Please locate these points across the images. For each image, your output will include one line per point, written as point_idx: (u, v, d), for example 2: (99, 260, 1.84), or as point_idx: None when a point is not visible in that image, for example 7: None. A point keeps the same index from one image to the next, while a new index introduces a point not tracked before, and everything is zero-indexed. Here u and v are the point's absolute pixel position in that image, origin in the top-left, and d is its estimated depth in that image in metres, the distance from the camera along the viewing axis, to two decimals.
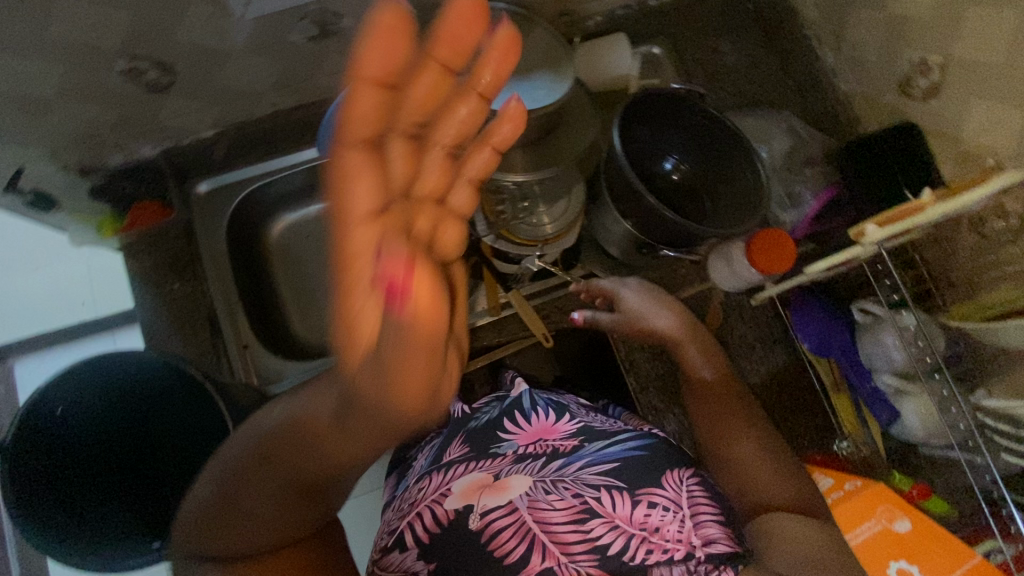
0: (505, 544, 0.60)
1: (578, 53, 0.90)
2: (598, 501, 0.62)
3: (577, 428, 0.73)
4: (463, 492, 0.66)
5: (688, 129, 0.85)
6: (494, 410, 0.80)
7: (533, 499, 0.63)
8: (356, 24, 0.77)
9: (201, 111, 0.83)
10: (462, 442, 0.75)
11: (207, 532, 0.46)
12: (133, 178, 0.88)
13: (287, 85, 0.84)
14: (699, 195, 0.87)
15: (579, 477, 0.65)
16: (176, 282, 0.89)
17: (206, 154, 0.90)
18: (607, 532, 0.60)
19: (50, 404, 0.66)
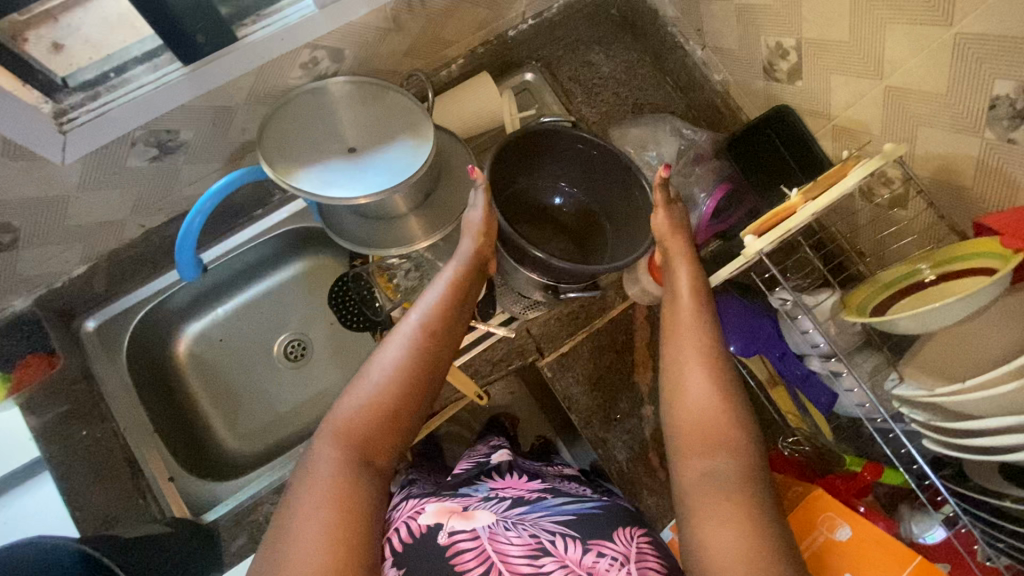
0: (465, 564, 0.57)
1: (446, 103, 0.88)
2: (552, 541, 0.58)
3: (547, 484, 0.72)
4: (435, 512, 0.63)
5: (569, 157, 0.81)
6: (474, 464, 0.80)
7: (494, 530, 0.59)
8: (198, 134, 0.74)
9: (63, 253, 0.79)
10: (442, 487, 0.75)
11: (358, 410, 0.57)
12: (12, 333, 0.83)
13: (148, 206, 0.81)
14: (595, 221, 0.84)
15: (538, 520, 0.61)
16: (82, 429, 0.83)
17: (87, 290, 0.86)
18: (559, 570, 0.55)
19: None
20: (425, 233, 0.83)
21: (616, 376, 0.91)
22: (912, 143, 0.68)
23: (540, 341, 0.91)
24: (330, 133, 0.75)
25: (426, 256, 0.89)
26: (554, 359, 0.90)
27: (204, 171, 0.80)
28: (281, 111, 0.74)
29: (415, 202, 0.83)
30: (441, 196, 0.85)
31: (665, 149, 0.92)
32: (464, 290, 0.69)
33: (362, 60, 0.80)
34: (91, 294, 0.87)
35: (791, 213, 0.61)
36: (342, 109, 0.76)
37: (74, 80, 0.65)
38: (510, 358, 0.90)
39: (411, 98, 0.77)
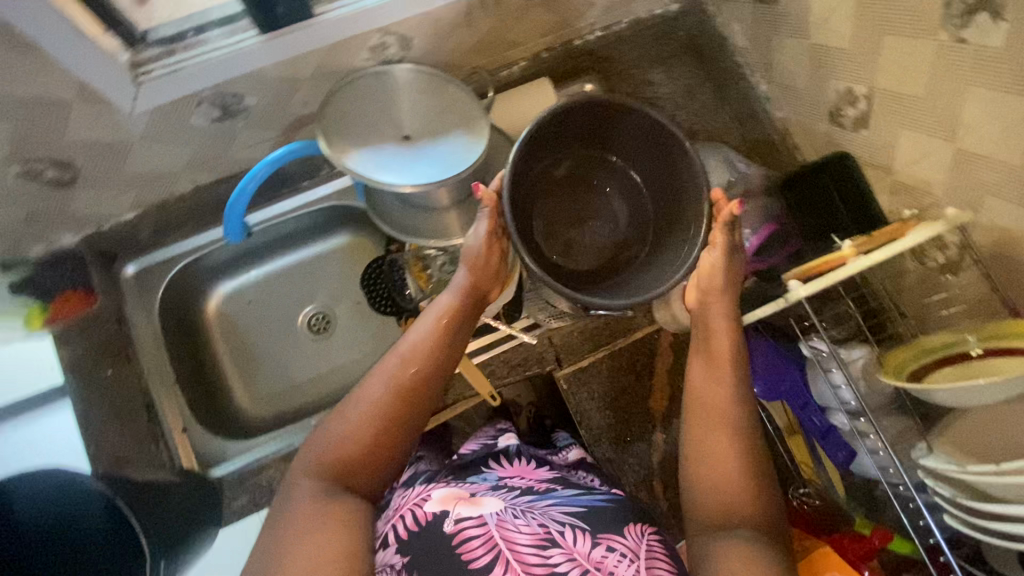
0: (472, 552, 0.58)
1: (503, 104, 0.88)
2: (561, 534, 0.59)
3: (554, 475, 0.74)
4: (444, 500, 0.66)
5: (644, 135, 0.64)
6: (482, 451, 0.83)
7: (502, 518, 0.61)
8: (261, 101, 0.75)
9: (116, 198, 0.82)
10: (450, 474, 0.77)
11: (329, 457, 0.55)
12: (56, 267, 0.86)
13: (201, 164, 0.83)
14: (647, 228, 0.69)
15: (547, 510, 0.64)
16: (109, 367, 0.86)
17: (132, 235, 0.89)
18: (566, 562, 0.56)
19: None
20: (464, 230, 0.84)
21: (631, 398, 0.91)
22: (975, 211, 0.66)
23: (560, 352, 0.90)
24: (387, 119, 0.76)
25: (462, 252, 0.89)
26: (572, 372, 0.90)
27: (260, 137, 0.82)
28: (344, 90, 0.75)
29: (459, 197, 0.84)
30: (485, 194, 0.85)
31: (715, 177, 0.91)
32: (456, 330, 0.63)
33: (429, 49, 0.80)
34: (135, 240, 0.89)
35: (839, 262, 0.60)
36: (403, 97, 0.77)
37: (154, 35, 0.67)
38: (528, 364, 0.90)
39: (472, 96, 0.78)
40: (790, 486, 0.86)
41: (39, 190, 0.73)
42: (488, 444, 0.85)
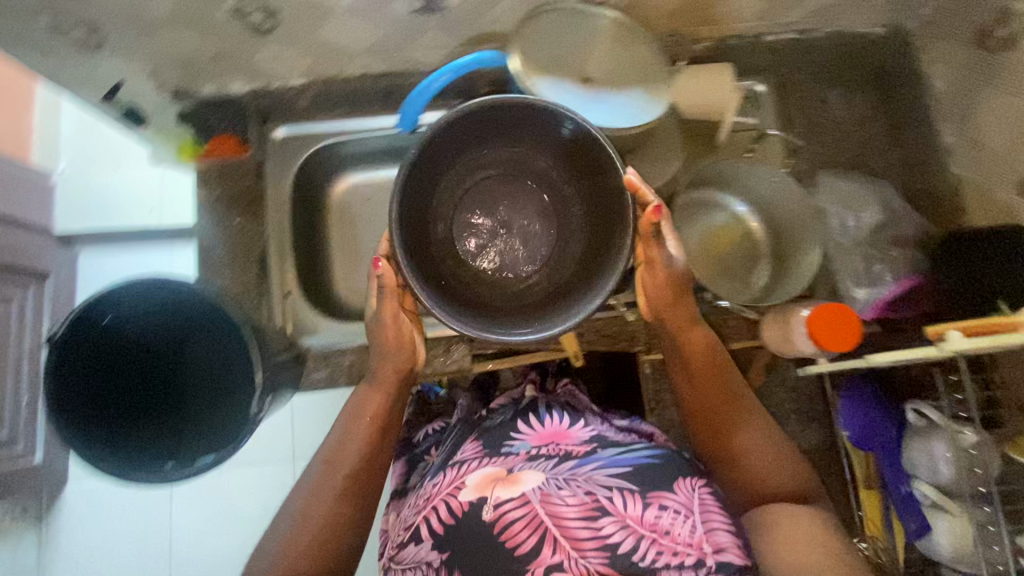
0: (517, 536, 0.56)
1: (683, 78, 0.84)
2: (609, 500, 0.58)
3: (591, 435, 0.69)
4: (478, 485, 0.61)
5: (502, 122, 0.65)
6: (509, 412, 0.77)
7: (546, 492, 0.58)
8: (465, 5, 0.74)
9: (295, 60, 0.83)
10: (476, 443, 0.72)
11: (288, 547, 0.58)
12: (219, 109, 0.90)
13: (380, 52, 0.84)
14: (572, 244, 0.73)
15: (592, 477, 0.61)
16: (238, 217, 0.92)
17: (291, 102, 0.91)
18: (619, 531, 0.55)
19: (97, 313, 0.63)
20: None
21: None
22: None
23: (652, 338, 0.92)
24: (574, 53, 0.74)
25: None
26: None
27: (442, 42, 0.82)
28: (536, 17, 0.74)
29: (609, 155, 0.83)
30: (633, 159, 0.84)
31: (863, 219, 0.87)
32: (381, 408, 0.66)
33: (636, 1, 0.78)
34: (292, 107, 0.92)
35: (1010, 327, 0.58)
36: (595, 39, 0.75)
37: None
38: (618, 338, 0.93)
39: (661, 64, 0.77)
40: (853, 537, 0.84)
41: (238, 32, 0.75)
42: (514, 398, 0.81)
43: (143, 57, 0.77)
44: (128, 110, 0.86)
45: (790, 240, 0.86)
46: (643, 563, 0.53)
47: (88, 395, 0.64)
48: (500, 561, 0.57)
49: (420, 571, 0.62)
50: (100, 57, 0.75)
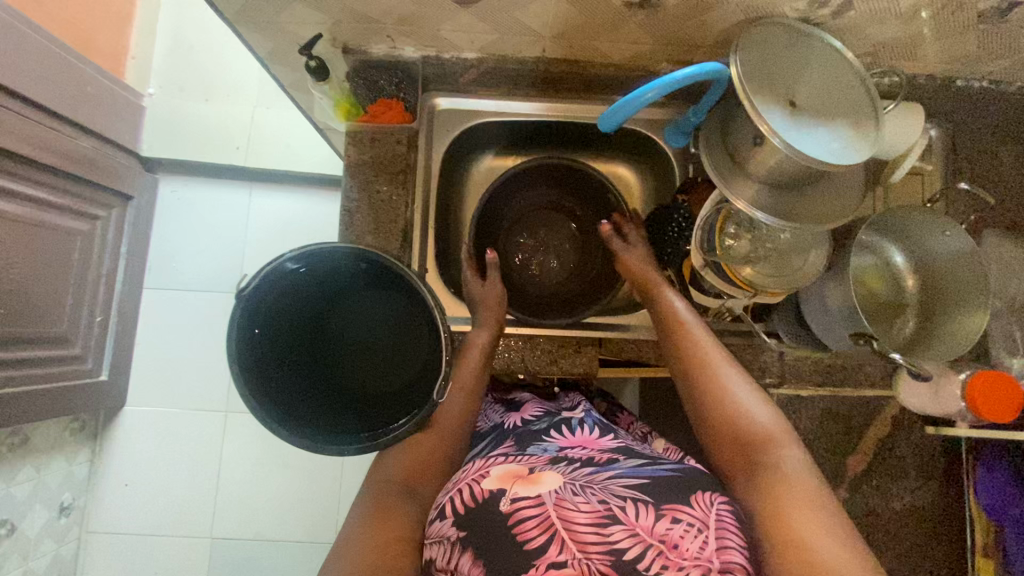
0: (526, 532, 0.57)
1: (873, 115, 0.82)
2: (622, 509, 0.57)
3: (617, 447, 0.75)
4: (500, 478, 0.65)
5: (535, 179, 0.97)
6: (545, 421, 0.85)
7: (561, 496, 0.59)
8: (681, 6, 0.70)
9: (478, 34, 0.79)
10: (509, 443, 0.79)
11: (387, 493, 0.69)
12: (387, 72, 0.86)
13: (566, 39, 0.79)
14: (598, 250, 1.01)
15: (608, 486, 0.62)
16: (384, 185, 0.89)
17: (455, 74, 0.88)
18: (627, 539, 0.55)
19: (288, 265, 0.66)
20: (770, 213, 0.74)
21: (833, 446, 0.88)
22: None
23: (787, 371, 0.89)
24: (785, 79, 0.71)
25: (780, 238, 0.80)
26: (788, 395, 0.88)
27: (637, 38, 0.78)
28: (749, 32, 0.72)
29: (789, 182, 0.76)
30: (813, 191, 0.77)
31: (1008, 285, 0.87)
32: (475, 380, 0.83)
33: (851, 28, 0.74)
34: (456, 78, 0.89)
35: None
36: (809, 68, 0.72)
37: None
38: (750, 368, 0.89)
39: (871, 100, 0.72)
40: None
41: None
42: (551, 412, 0.88)
43: (331, 11, 0.72)
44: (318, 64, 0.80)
45: (951, 299, 0.82)
46: None
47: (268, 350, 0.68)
48: (509, 554, 0.56)
49: (441, 547, 0.62)
50: (291, 6, 0.70)
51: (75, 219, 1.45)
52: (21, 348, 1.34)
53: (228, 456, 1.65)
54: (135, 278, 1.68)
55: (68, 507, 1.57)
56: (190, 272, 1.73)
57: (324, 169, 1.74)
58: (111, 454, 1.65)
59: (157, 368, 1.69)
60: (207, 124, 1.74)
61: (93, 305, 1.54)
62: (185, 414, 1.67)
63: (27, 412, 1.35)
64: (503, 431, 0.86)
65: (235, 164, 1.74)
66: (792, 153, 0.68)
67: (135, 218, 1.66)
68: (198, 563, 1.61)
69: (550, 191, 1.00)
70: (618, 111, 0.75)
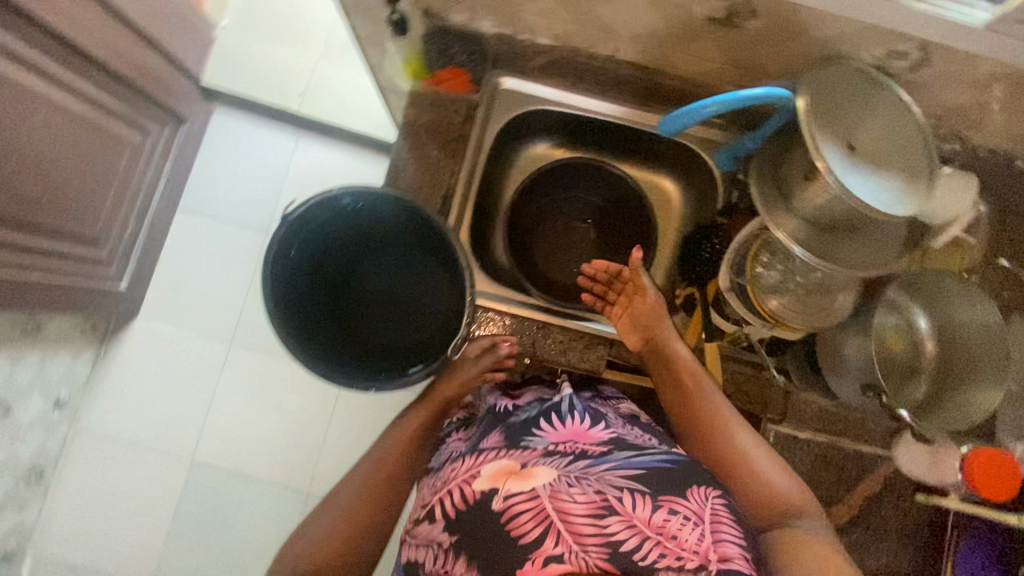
0: (522, 527, 0.58)
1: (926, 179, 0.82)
2: (619, 499, 0.60)
3: (609, 439, 0.72)
4: (491, 477, 0.65)
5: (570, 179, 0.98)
6: (534, 410, 0.81)
7: (556, 489, 0.60)
8: (760, 31, 0.72)
9: (556, 22, 0.81)
10: (497, 436, 0.76)
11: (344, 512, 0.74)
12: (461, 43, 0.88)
13: (640, 44, 0.81)
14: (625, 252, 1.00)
15: (604, 477, 0.64)
16: (434, 150, 0.92)
17: (525, 57, 0.90)
18: (624, 530, 0.58)
19: (342, 198, 0.69)
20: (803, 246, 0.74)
21: (821, 495, 0.88)
22: None
23: (789, 410, 0.89)
24: (849, 121, 0.72)
25: (809, 276, 0.80)
26: (786, 433, 0.88)
27: (710, 56, 0.80)
28: (823, 69, 0.74)
29: (829, 224, 0.76)
30: (850, 238, 0.77)
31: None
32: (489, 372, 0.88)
33: (922, 85, 0.75)
34: (525, 62, 0.91)
35: None
36: (874, 114, 0.73)
37: None
38: (753, 399, 0.90)
39: (928, 162, 0.72)
40: None
41: None
42: (542, 397, 0.84)
43: None
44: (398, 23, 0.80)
45: (965, 374, 0.82)
46: (644, 563, 0.56)
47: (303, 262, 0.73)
48: (506, 546, 0.59)
49: (432, 549, 0.66)
50: None
51: (129, 129, 1.49)
52: (55, 240, 1.38)
53: (223, 387, 1.68)
54: (172, 198, 1.72)
55: (63, 402, 1.61)
56: (224, 203, 1.77)
57: (371, 131, 1.78)
58: (114, 361, 1.69)
59: (174, 288, 1.73)
60: (271, 66, 1.80)
61: (128, 215, 1.58)
62: (191, 338, 1.71)
63: (46, 301, 1.40)
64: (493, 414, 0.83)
65: (289, 110, 1.78)
66: (844, 194, 0.68)
67: (184, 141, 1.70)
68: (173, 484, 1.64)
69: (583, 194, 1.01)
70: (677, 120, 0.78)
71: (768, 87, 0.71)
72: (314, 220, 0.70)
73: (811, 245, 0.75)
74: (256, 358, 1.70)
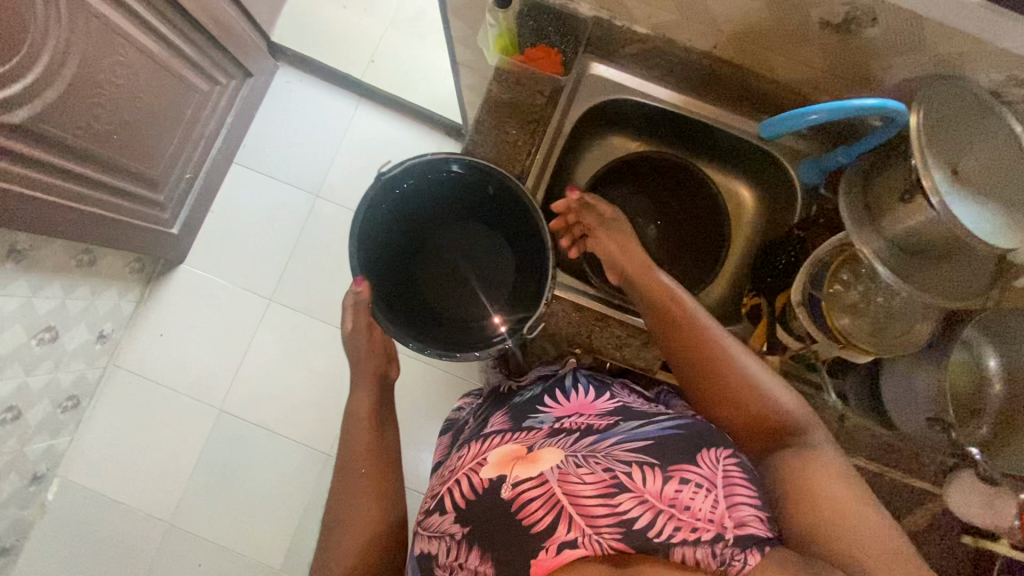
0: (534, 515, 0.60)
1: None
2: (628, 476, 0.60)
3: (612, 411, 0.75)
4: (499, 464, 0.68)
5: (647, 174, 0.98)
6: (538, 388, 0.87)
7: (565, 472, 0.62)
8: (874, 41, 0.70)
9: (658, 11, 0.79)
10: (504, 417, 0.82)
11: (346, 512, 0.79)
12: (555, 23, 0.88)
13: (741, 42, 0.79)
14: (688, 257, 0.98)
15: (611, 454, 0.64)
16: (513, 129, 0.89)
17: (617, 44, 0.88)
18: (636, 506, 0.57)
19: (458, 167, 0.76)
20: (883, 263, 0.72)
21: None
22: None
23: (842, 436, 0.87)
24: (956, 144, 0.69)
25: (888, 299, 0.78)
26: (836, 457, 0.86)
27: (813, 62, 0.78)
28: (938, 88, 0.71)
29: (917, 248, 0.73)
30: (937, 265, 0.74)
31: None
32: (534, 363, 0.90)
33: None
34: (616, 49, 0.90)
35: None
36: (981, 143, 0.70)
37: None
38: None
39: None
40: None
41: None
42: (550, 373, 0.90)
43: None
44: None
45: None
46: (658, 539, 0.55)
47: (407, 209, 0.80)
48: (521, 538, 0.60)
49: (444, 542, 0.67)
50: None
51: (199, 76, 1.51)
52: (119, 176, 1.41)
53: (258, 341, 1.72)
54: (229, 150, 1.74)
55: (106, 336, 1.65)
56: (278, 161, 1.79)
57: (430, 105, 1.78)
58: (157, 303, 1.72)
59: (221, 239, 1.76)
60: (340, 30, 1.81)
61: (187, 161, 1.61)
62: (234, 289, 1.74)
63: (104, 236, 1.43)
64: (499, 398, 0.90)
65: (352, 76, 1.79)
66: (945, 216, 0.65)
67: (248, 95, 1.72)
68: (200, 430, 1.68)
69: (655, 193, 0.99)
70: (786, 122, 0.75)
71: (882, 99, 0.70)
72: (431, 179, 0.77)
73: (894, 265, 0.73)
74: (293, 316, 1.73)
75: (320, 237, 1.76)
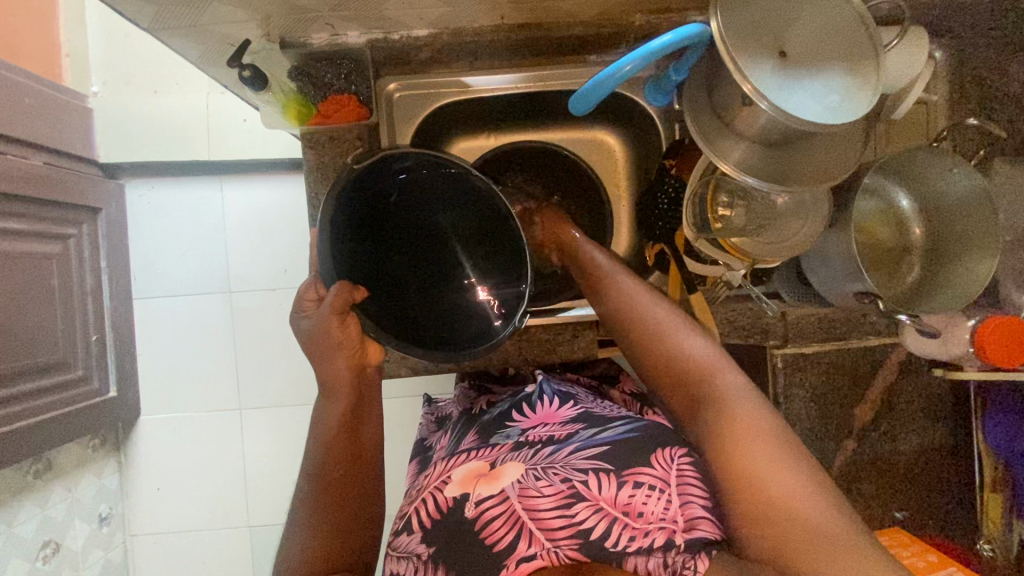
0: (495, 532, 0.62)
1: (891, 52, 0.73)
2: (584, 484, 0.62)
3: (576, 415, 0.77)
4: (462, 481, 0.68)
5: (527, 159, 0.92)
6: (506, 403, 0.85)
7: (525, 486, 0.64)
8: None
9: (425, 10, 0.70)
10: (474, 433, 0.80)
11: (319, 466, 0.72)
12: (333, 63, 0.78)
13: (525, 5, 0.70)
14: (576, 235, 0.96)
15: (569, 462, 0.66)
16: None
17: (406, 54, 0.80)
18: (591, 516, 0.60)
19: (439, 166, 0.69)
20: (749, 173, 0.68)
21: (840, 400, 0.86)
22: None
23: (789, 330, 0.86)
24: (771, 23, 0.64)
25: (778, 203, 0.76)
26: (793, 354, 0.85)
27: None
28: None
29: (782, 141, 0.69)
30: (812, 147, 0.70)
31: (1020, 219, 0.81)
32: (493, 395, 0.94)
33: None
34: (410, 58, 0.81)
35: None
36: (799, 10, 0.65)
37: None
38: (751, 331, 0.87)
39: (872, 44, 0.64)
40: (973, 535, 0.86)
41: None
42: (515, 389, 0.90)
43: (254, 7, 0.64)
44: (252, 72, 0.75)
45: (958, 243, 0.78)
46: (613, 548, 0.58)
47: (382, 208, 0.69)
48: (478, 553, 0.62)
49: (411, 562, 0.65)
50: (208, 7, 0.64)
51: (47, 242, 1.40)
52: (21, 381, 1.33)
53: (249, 450, 1.69)
54: (121, 289, 1.65)
55: (107, 516, 1.64)
56: (175, 276, 1.69)
57: (289, 154, 1.66)
58: (136, 461, 1.69)
59: (162, 375, 1.70)
60: (160, 117, 1.64)
61: (86, 325, 1.52)
62: (200, 416, 1.69)
63: (43, 440, 1.37)
64: (470, 414, 0.87)
65: (197, 159, 1.65)
66: (785, 117, 0.61)
67: (107, 230, 1.60)
68: (239, 551, 1.69)
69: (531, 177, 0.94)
70: (591, 94, 0.67)
71: (677, 30, 0.63)
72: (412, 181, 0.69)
73: (756, 170, 0.69)
74: (268, 413, 1.69)
75: (254, 329, 1.70)
